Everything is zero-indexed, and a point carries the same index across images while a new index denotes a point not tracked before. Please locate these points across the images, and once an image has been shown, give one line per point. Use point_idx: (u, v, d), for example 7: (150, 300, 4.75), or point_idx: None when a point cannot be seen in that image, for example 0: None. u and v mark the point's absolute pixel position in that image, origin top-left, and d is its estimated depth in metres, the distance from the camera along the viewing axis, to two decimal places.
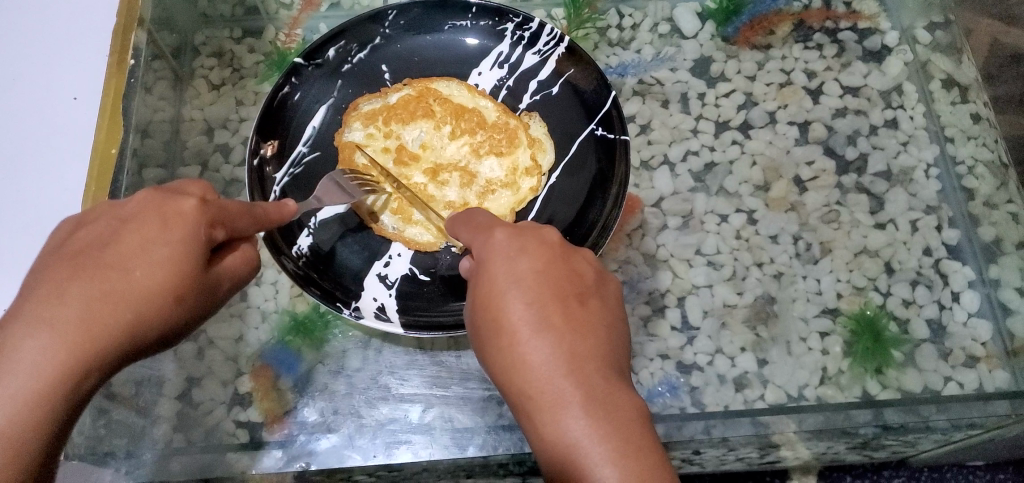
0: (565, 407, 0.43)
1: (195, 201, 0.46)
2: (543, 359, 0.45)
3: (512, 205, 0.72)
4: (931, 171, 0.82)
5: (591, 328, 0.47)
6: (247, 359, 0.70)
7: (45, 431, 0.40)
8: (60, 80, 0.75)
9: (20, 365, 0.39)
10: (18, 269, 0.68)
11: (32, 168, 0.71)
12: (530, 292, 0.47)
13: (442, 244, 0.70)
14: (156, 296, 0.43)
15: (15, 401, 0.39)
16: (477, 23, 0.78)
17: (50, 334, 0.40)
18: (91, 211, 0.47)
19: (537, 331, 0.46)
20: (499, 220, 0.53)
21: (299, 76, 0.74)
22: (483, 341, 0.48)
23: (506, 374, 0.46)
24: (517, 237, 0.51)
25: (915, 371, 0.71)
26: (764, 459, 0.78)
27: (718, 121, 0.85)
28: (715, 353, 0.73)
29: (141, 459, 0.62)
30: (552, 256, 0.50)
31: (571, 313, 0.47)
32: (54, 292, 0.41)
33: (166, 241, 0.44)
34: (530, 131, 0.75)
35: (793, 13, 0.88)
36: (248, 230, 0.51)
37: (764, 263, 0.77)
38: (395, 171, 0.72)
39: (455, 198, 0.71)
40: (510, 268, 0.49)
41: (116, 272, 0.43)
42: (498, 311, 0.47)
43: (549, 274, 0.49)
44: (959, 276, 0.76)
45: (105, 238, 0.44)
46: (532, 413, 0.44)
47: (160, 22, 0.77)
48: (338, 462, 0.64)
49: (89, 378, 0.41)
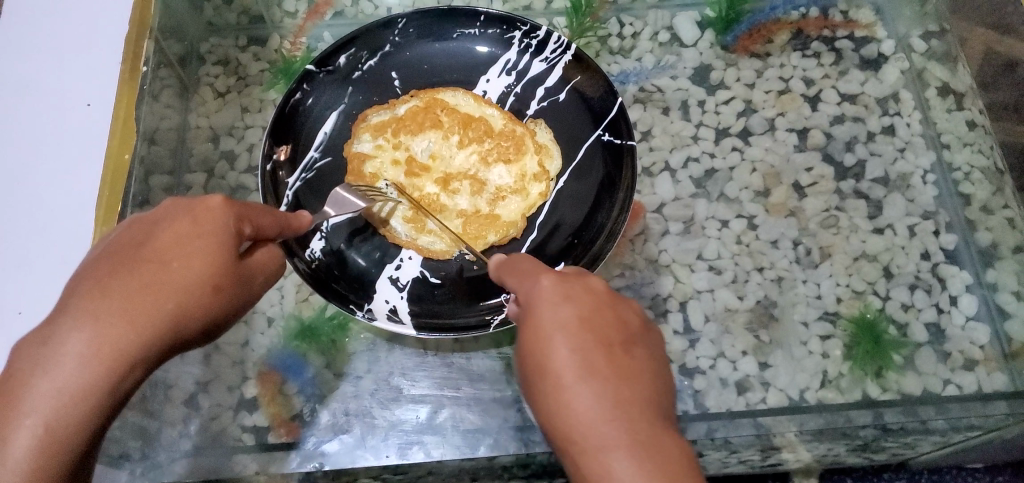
0: (607, 447, 0.42)
1: (219, 198, 0.47)
2: (588, 404, 0.44)
3: (522, 211, 0.73)
4: (928, 177, 0.83)
5: (634, 372, 0.46)
6: (253, 363, 0.71)
7: (87, 425, 0.40)
8: (71, 88, 0.77)
9: (65, 360, 0.40)
10: (31, 275, 0.70)
11: (45, 173, 0.74)
12: (576, 340, 0.47)
13: (456, 253, 0.71)
14: (193, 286, 0.44)
15: (60, 395, 0.39)
16: (485, 31, 0.79)
17: (93, 328, 0.41)
18: (126, 221, 0.48)
19: (583, 377, 0.45)
20: (544, 266, 0.54)
21: (310, 82, 0.75)
22: (531, 385, 0.48)
23: (549, 418, 0.46)
24: (563, 284, 0.51)
25: (914, 373, 0.71)
26: (767, 462, 0.79)
27: (718, 128, 0.86)
28: (717, 356, 0.74)
29: (156, 459, 0.63)
30: (597, 304, 0.50)
31: (616, 359, 0.47)
32: (96, 289, 0.42)
33: (198, 234, 0.45)
34: (537, 137, 0.76)
35: (791, 22, 0.90)
36: (269, 228, 0.53)
37: (764, 268, 0.79)
38: (406, 182, 0.73)
39: (467, 206, 0.72)
40: (556, 315, 0.49)
41: (153, 266, 0.44)
42: (543, 357, 0.47)
43: (593, 320, 0.49)
44: (956, 280, 0.77)
45: (139, 237, 0.45)
46: (574, 456, 0.44)
47: (167, 31, 0.78)
48: (350, 462, 0.66)
49: (132, 373, 0.42)
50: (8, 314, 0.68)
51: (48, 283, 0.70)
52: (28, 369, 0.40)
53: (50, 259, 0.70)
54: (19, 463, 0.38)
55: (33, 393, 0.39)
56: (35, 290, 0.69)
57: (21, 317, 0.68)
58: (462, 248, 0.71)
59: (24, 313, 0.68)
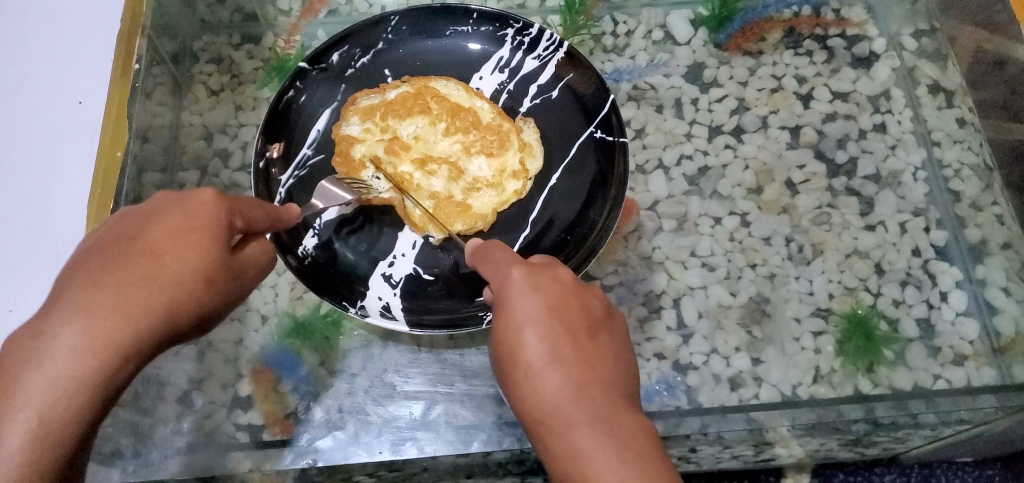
0: (574, 429, 0.44)
1: (212, 191, 0.47)
2: (556, 389, 0.46)
3: (495, 205, 0.73)
4: (919, 174, 0.84)
5: (600, 358, 0.48)
6: (247, 361, 0.71)
7: (82, 417, 0.41)
8: (65, 86, 0.77)
9: (60, 353, 0.40)
10: (24, 272, 0.70)
11: (38, 171, 0.74)
12: (543, 328, 0.48)
13: (424, 234, 0.71)
14: (186, 280, 0.45)
15: (55, 387, 0.40)
16: (478, 29, 0.79)
17: (87, 321, 0.41)
18: (119, 214, 0.49)
19: (551, 363, 0.47)
20: (515, 256, 0.55)
21: (304, 80, 0.75)
22: (504, 372, 0.50)
23: (521, 402, 0.47)
24: (534, 274, 0.52)
25: (905, 369, 0.72)
26: (759, 457, 0.80)
27: (711, 126, 0.87)
28: (710, 353, 0.75)
29: (148, 457, 0.63)
30: (566, 292, 0.51)
31: (582, 345, 0.48)
32: (90, 282, 0.43)
33: (190, 227, 0.46)
34: (523, 134, 0.76)
35: (783, 20, 0.90)
36: (262, 221, 0.53)
37: (757, 264, 0.79)
38: (384, 158, 0.73)
39: (441, 189, 0.72)
40: (525, 304, 0.50)
41: (146, 259, 0.44)
42: (513, 344, 0.49)
43: (561, 309, 0.50)
44: (947, 277, 0.78)
45: (132, 230, 0.45)
46: (544, 436, 0.45)
47: (160, 29, 0.78)
48: (344, 459, 0.65)
49: (126, 365, 0.43)
50: (2, 311, 0.68)
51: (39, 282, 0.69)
52: (22, 362, 0.40)
53: (43, 257, 0.70)
54: (14, 456, 0.38)
55: (27, 385, 0.39)
56: (27, 288, 0.69)
57: (15, 315, 0.68)
58: (428, 231, 0.71)
59: (16, 311, 0.68)
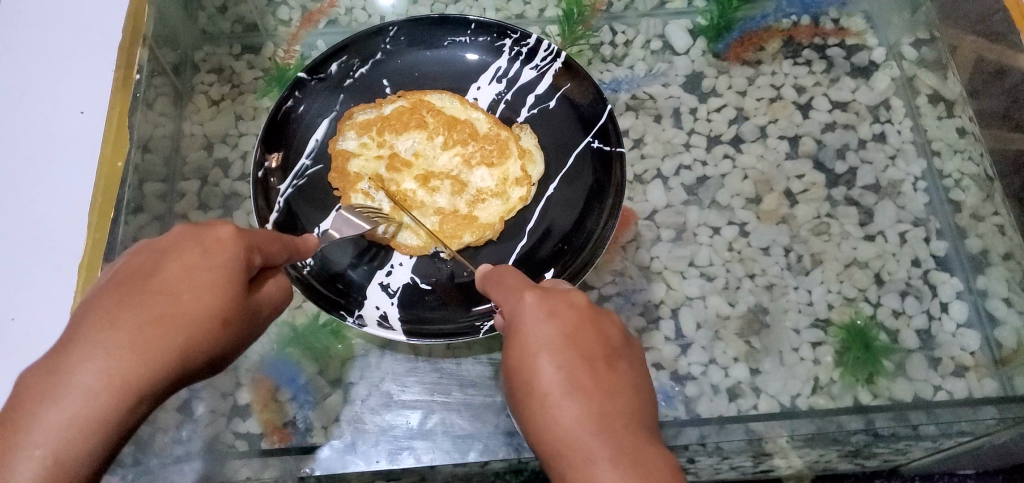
0: (595, 463, 0.42)
1: (230, 229, 0.47)
2: (574, 418, 0.45)
3: (501, 213, 0.73)
4: (919, 184, 0.83)
5: (618, 387, 0.47)
6: (246, 370, 0.70)
7: (92, 457, 0.39)
8: (65, 96, 0.78)
9: (73, 392, 0.39)
10: (24, 282, 0.70)
11: (38, 179, 0.75)
12: (558, 356, 0.48)
13: (431, 250, 0.71)
14: (204, 320, 0.44)
15: (68, 428, 0.38)
16: (475, 39, 0.80)
17: (103, 360, 0.40)
18: (136, 247, 0.48)
19: (568, 392, 0.46)
20: (528, 282, 0.54)
21: (303, 89, 0.76)
22: (520, 403, 0.49)
23: (538, 435, 0.46)
24: (548, 300, 0.52)
25: (905, 380, 0.71)
26: (758, 468, 0.79)
27: (710, 135, 0.87)
28: (709, 363, 0.74)
29: (146, 466, 0.61)
30: (581, 318, 0.51)
31: (599, 374, 0.47)
32: (106, 319, 0.42)
33: (207, 266, 0.45)
34: (521, 142, 0.76)
35: (782, 30, 0.90)
36: (278, 255, 0.54)
37: (756, 274, 0.79)
38: (387, 176, 0.73)
39: (445, 204, 0.73)
40: (540, 332, 0.49)
41: (164, 297, 0.43)
42: (529, 373, 0.48)
43: (577, 337, 0.50)
44: (947, 287, 0.77)
45: (150, 267, 0.45)
46: (562, 469, 0.44)
47: (162, 39, 0.79)
48: (342, 468, 0.66)
49: (140, 406, 0.41)
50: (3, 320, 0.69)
51: (38, 290, 0.70)
52: (36, 397, 0.39)
53: (43, 267, 0.71)
54: None
55: (41, 424, 0.38)
56: (26, 297, 0.70)
57: (16, 323, 0.69)
58: (437, 245, 0.71)
59: (17, 319, 0.69)
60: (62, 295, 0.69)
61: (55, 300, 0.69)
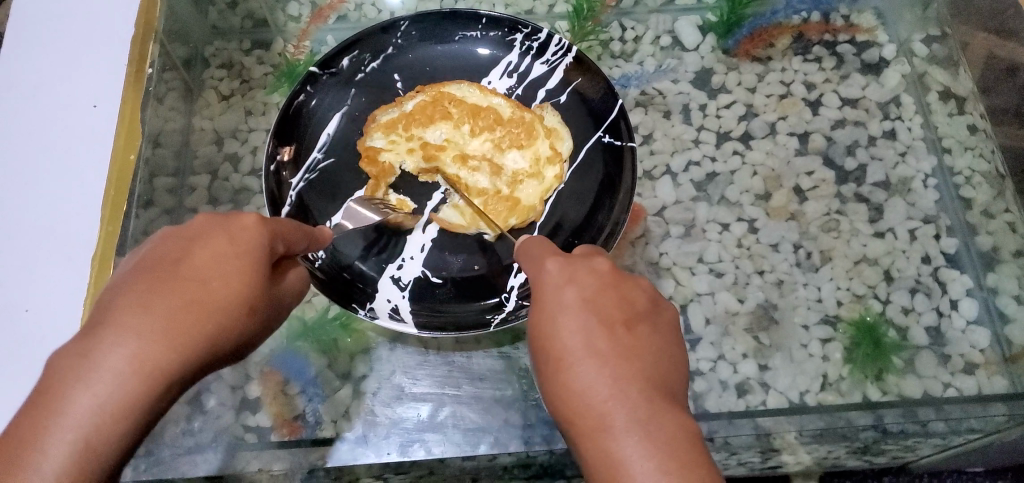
0: (612, 432, 0.41)
1: (255, 217, 0.48)
2: (590, 383, 0.43)
3: (541, 194, 0.74)
4: (929, 181, 0.83)
5: (640, 351, 0.45)
6: (256, 365, 0.71)
7: (122, 441, 0.39)
8: (80, 92, 0.79)
9: (105, 375, 0.39)
10: (37, 274, 0.72)
11: (50, 172, 0.76)
12: (579, 319, 0.46)
13: (475, 229, 0.71)
14: (230, 307, 0.45)
15: (101, 412, 0.38)
16: (487, 33, 0.80)
17: (135, 344, 0.40)
18: (161, 231, 0.48)
19: (584, 357, 0.45)
20: (552, 251, 0.53)
21: (314, 84, 0.76)
22: (542, 367, 0.47)
23: (556, 401, 0.45)
24: (569, 266, 0.50)
25: (914, 377, 0.70)
26: (766, 464, 0.80)
27: (720, 132, 0.87)
28: (717, 359, 0.74)
29: (158, 455, 0.62)
30: (603, 283, 0.49)
31: (619, 338, 0.46)
32: (137, 302, 0.42)
33: (236, 254, 0.46)
34: (545, 122, 0.77)
35: (793, 26, 0.89)
36: (295, 245, 0.55)
37: (765, 271, 0.79)
38: (427, 166, 0.73)
39: (488, 186, 0.73)
40: (560, 297, 0.48)
41: (194, 283, 0.44)
42: (550, 337, 0.47)
43: (598, 301, 0.48)
44: (957, 284, 0.77)
45: (177, 253, 0.45)
46: (578, 437, 0.43)
47: (173, 35, 0.79)
48: (353, 459, 0.65)
49: (168, 390, 0.42)
50: (15, 310, 0.71)
51: (49, 280, 0.72)
52: (67, 378, 0.39)
53: (56, 258, 0.73)
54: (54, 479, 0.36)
55: (72, 406, 0.38)
56: (38, 286, 0.72)
57: (29, 314, 0.71)
58: (480, 225, 0.71)
59: (30, 310, 0.71)
60: (73, 287, 0.71)
61: (68, 292, 0.71)
